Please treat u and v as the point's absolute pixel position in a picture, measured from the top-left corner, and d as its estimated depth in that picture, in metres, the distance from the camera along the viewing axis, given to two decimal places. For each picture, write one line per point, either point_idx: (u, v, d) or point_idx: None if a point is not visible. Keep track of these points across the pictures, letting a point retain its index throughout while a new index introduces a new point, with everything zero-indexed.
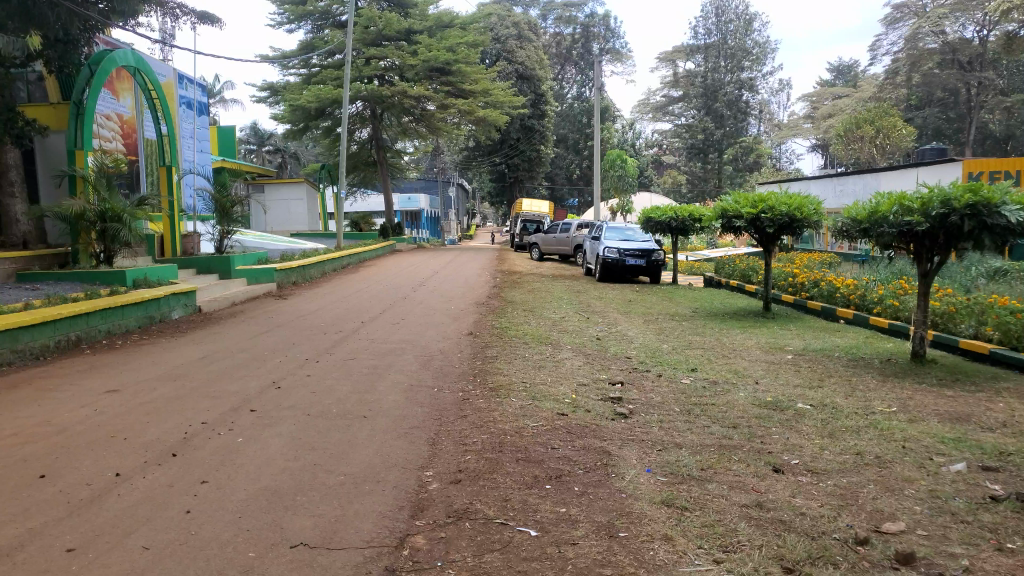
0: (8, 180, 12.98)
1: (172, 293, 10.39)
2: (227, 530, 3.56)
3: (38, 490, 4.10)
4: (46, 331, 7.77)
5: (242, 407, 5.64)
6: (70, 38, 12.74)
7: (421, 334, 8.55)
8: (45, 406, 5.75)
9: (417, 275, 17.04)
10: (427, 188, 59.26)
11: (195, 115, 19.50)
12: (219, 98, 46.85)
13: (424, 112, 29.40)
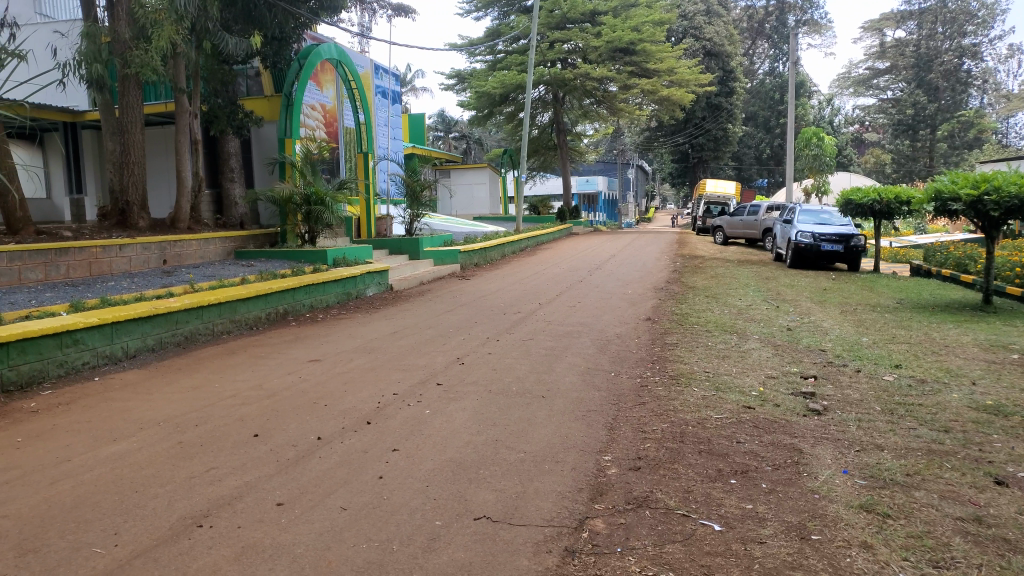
0: (229, 167, 14.43)
1: (367, 272, 11.10)
2: (416, 498, 3.75)
3: (254, 447, 4.54)
4: (259, 304, 8.59)
5: (429, 380, 5.92)
6: (284, 36, 13.80)
7: (600, 318, 8.54)
8: (258, 372, 6.37)
9: (596, 258, 17.04)
10: (607, 170, 58.98)
11: (390, 104, 20.65)
12: (411, 86, 49.46)
13: (606, 93, 29.22)
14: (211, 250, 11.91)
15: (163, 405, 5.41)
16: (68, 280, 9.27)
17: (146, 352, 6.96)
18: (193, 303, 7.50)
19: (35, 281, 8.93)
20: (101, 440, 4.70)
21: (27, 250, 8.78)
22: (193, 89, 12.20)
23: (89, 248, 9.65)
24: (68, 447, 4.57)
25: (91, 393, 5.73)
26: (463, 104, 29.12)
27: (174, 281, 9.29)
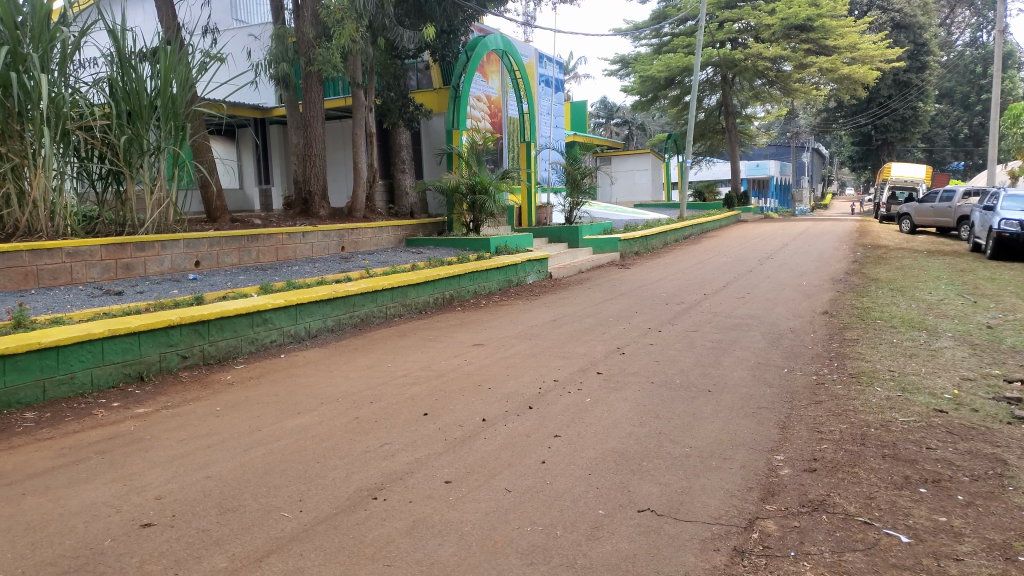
0: (400, 158, 15.12)
1: (528, 260, 11.26)
2: (579, 485, 3.75)
3: (423, 426, 4.73)
4: (428, 290, 8.94)
5: (590, 369, 5.91)
6: (454, 29, 14.18)
7: (771, 310, 8.16)
8: (426, 354, 6.64)
9: (766, 248, 16.26)
10: (778, 154, 56.24)
11: (553, 92, 20.79)
12: (574, 74, 49.62)
13: (780, 73, 27.79)
14: (384, 237, 12.55)
15: (341, 382, 5.77)
16: (258, 264, 10.10)
17: (326, 332, 7.44)
18: (368, 287, 7.92)
19: (232, 265, 9.82)
20: (287, 413, 5.08)
21: (224, 237, 9.67)
22: (367, 84, 12.88)
23: (276, 235, 10.46)
24: (260, 417, 4.99)
25: (278, 368, 6.22)
26: (627, 89, 28.80)
27: (351, 267, 9.88)
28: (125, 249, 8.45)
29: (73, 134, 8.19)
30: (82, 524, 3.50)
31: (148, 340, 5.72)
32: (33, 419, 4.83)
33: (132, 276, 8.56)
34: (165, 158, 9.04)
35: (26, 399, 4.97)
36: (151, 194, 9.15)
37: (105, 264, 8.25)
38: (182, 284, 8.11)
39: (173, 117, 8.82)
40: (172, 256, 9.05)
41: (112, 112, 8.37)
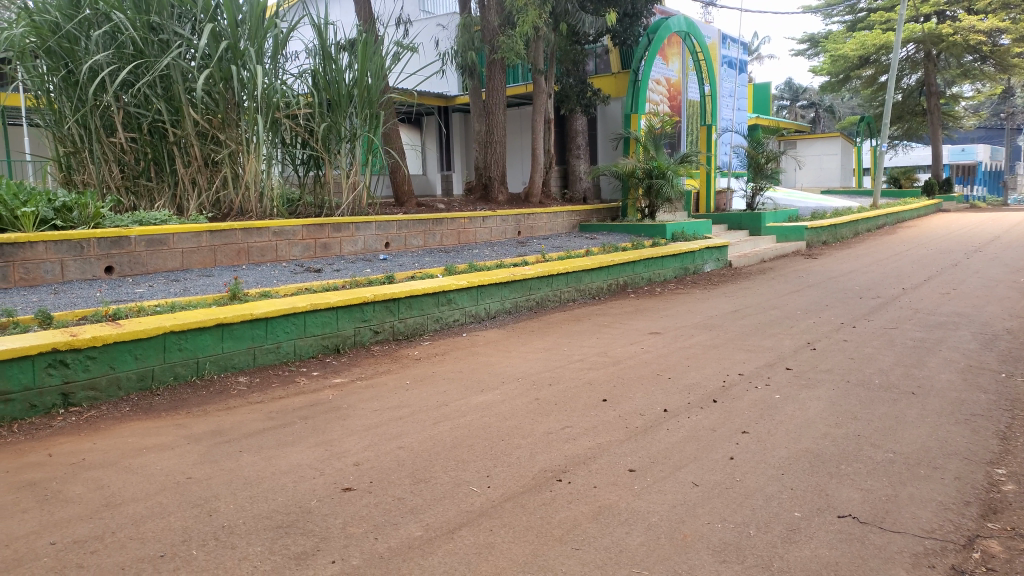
0: (576, 144, 15.38)
1: (705, 247, 10.95)
2: (771, 485, 3.58)
3: (603, 412, 4.72)
4: (602, 275, 8.93)
5: (777, 364, 5.64)
6: (636, 12, 13.97)
7: (983, 308, 7.40)
8: (602, 340, 6.62)
9: (975, 239, 14.77)
10: (988, 137, 50.96)
11: (736, 74, 20.04)
12: (756, 55, 47.63)
13: (996, 47, 25.18)
14: (558, 223, 12.68)
15: (520, 363, 5.90)
16: (442, 247, 10.53)
17: (504, 313, 7.63)
18: (545, 271, 8.01)
19: (418, 247, 10.29)
20: (471, 390, 5.25)
21: (411, 219, 10.15)
22: (547, 70, 13.01)
23: (458, 220, 10.84)
24: (445, 392, 5.20)
25: (460, 346, 6.45)
26: (816, 70, 27.18)
27: (528, 251, 10.03)
28: (323, 230, 9.07)
29: (281, 122, 8.95)
30: (292, 483, 3.80)
31: (345, 315, 6.11)
32: (245, 383, 5.31)
33: (329, 255, 9.19)
34: (360, 144, 9.60)
35: (240, 364, 5.47)
36: (346, 178, 9.72)
37: (306, 243, 8.91)
38: (374, 263, 8.60)
39: (367, 104, 9.44)
40: (365, 237, 9.61)
41: (314, 100, 9.09)
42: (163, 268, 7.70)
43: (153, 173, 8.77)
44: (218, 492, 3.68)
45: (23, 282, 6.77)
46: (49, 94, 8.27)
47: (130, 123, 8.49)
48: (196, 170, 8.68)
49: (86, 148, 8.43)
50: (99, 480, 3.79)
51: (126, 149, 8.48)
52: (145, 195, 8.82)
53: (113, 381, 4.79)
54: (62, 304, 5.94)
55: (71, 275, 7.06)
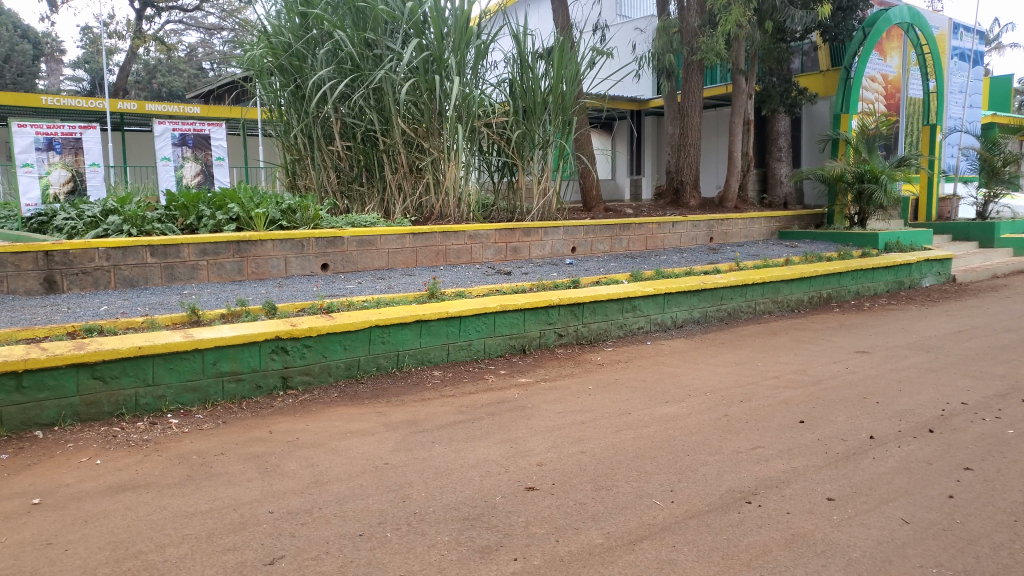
0: (778, 146, 14.58)
1: (925, 260, 9.95)
2: (1000, 532, 3.16)
3: (799, 434, 4.41)
4: (802, 287, 8.39)
5: (1011, 395, 4.97)
6: (851, 4, 13.26)
7: None
8: (801, 356, 6.21)
9: None
10: None
11: (969, 67, 18.08)
12: (996, 45, 42.59)
13: None
14: (756, 229, 12.11)
15: (709, 376, 5.67)
16: (629, 252, 10.42)
17: (693, 323, 7.40)
18: (738, 280, 7.67)
19: (605, 252, 10.26)
20: (656, 400, 5.12)
21: (600, 225, 10.14)
22: (749, 70, 12.50)
23: (647, 225, 10.68)
24: (630, 401, 5.11)
25: (646, 355, 6.32)
26: None
27: (721, 258, 9.66)
28: (514, 234, 9.28)
29: (479, 130, 9.31)
30: (478, 477, 3.90)
31: (532, 317, 6.20)
32: (438, 376, 5.55)
33: (519, 258, 9.40)
34: (553, 150, 9.72)
35: (435, 359, 5.73)
36: (538, 184, 9.91)
37: (498, 246, 9.18)
38: (562, 268, 8.69)
39: (561, 111, 9.56)
40: (553, 241, 9.73)
41: (510, 108, 9.37)
42: (370, 266, 8.27)
43: (364, 178, 9.47)
44: (410, 480, 3.87)
45: (253, 275, 7.56)
46: (280, 107, 9.27)
47: (346, 133, 9.23)
48: (401, 176, 9.22)
49: (308, 154, 9.30)
50: (308, 459, 4.11)
51: (342, 156, 9.24)
52: (357, 199, 9.53)
53: (325, 368, 5.20)
54: (284, 297, 6.55)
55: (292, 270, 7.77)
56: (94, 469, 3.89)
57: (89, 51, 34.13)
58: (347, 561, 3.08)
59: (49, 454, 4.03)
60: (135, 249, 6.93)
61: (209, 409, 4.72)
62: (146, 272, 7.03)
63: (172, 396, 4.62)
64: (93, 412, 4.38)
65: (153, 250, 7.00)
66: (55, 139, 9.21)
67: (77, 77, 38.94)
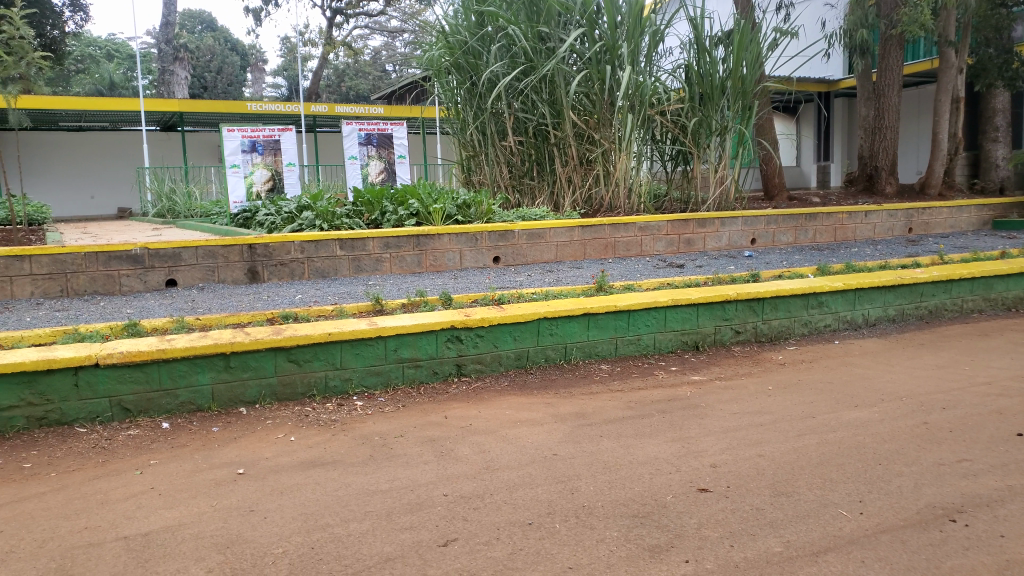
0: (993, 125, 13.11)
1: None
2: None
3: (1016, 449, 3.92)
4: (1021, 283, 7.47)
5: None
6: None
7: None
8: (1019, 361, 5.53)
9: None
10: None
11: None
12: None
13: None
14: (963, 218, 10.95)
15: (907, 380, 5.19)
16: (814, 244, 9.79)
17: (888, 322, 6.81)
18: (943, 276, 6.95)
19: (787, 244, 9.70)
20: (844, 404, 4.76)
21: (782, 215, 9.59)
22: (960, 42, 11.29)
23: (836, 214, 9.96)
24: (815, 403, 4.78)
25: (833, 355, 5.90)
26: None
27: (921, 251, 8.82)
28: (688, 225, 9.01)
29: (653, 119, 9.13)
30: (648, 474, 3.81)
31: (706, 312, 5.98)
32: (608, 370, 5.50)
33: (692, 251, 9.12)
34: (731, 137, 9.31)
35: (604, 352, 5.67)
36: (715, 173, 9.52)
37: (670, 238, 8.94)
38: (739, 260, 8.32)
39: (741, 96, 9.14)
40: (730, 233, 9.33)
41: (686, 95, 9.11)
42: (540, 259, 8.36)
43: (536, 172, 9.61)
44: (579, 472, 3.85)
45: (431, 267, 7.89)
46: (456, 105, 9.66)
47: (519, 127, 9.42)
48: (572, 168, 9.24)
49: (482, 152, 9.76)
50: (481, 445, 4.21)
51: (514, 151, 9.45)
52: (528, 192, 9.70)
53: (496, 358, 5.30)
54: (459, 288, 6.77)
55: (467, 263, 8.04)
56: (289, 445, 4.21)
57: (288, 58, 37.17)
58: (516, 549, 3.12)
59: (251, 428, 4.42)
60: (326, 243, 7.44)
61: (389, 393, 4.97)
62: (335, 264, 7.53)
63: (357, 379, 4.91)
64: (288, 392, 4.75)
65: (341, 243, 7.49)
66: (258, 140, 10.02)
67: (278, 84, 42.61)
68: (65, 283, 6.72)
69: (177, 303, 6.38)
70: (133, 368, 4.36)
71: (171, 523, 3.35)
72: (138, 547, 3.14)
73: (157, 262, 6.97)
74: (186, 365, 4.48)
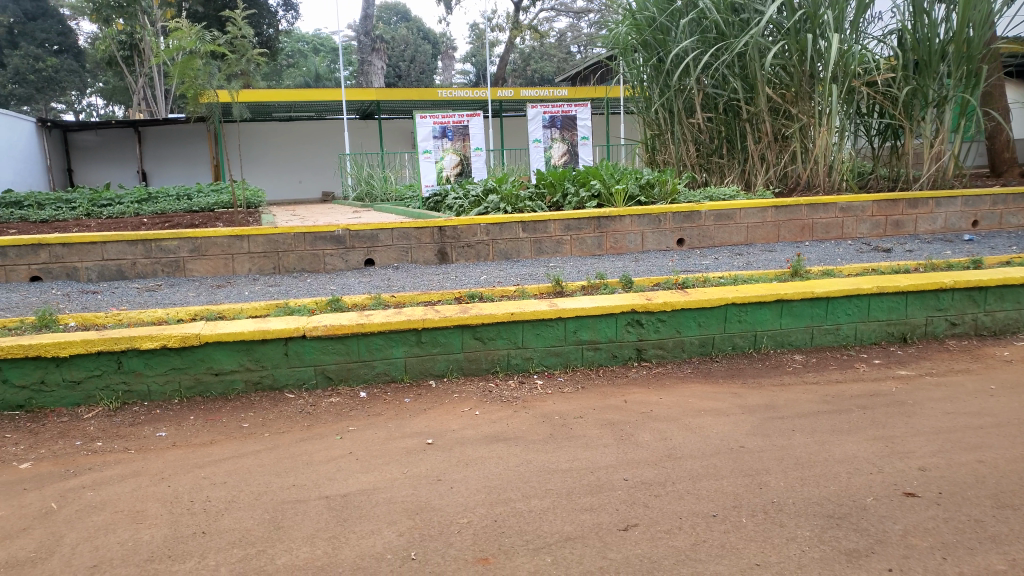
0: None
1: None
2: None
3: None
4: None
5: None
6: None
7: None
8: None
9: None
10: None
11: None
12: None
13: None
14: None
15: None
16: None
17: None
18: None
19: (1016, 226, 8.65)
20: None
21: (1011, 194, 8.55)
22: None
23: None
24: None
25: None
26: None
27: None
28: (897, 206, 8.28)
29: (858, 91, 8.43)
30: (846, 474, 3.55)
31: (917, 302, 5.47)
32: (801, 361, 5.18)
33: (901, 233, 8.38)
34: (952, 108, 8.39)
35: (797, 342, 5.36)
36: (931, 148, 8.69)
37: (876, 220, 8.27)
38: (957, 244, 7.53)
39: (965, 61, 8.17)
40: (947, 215, 8.45)
41: (898, 63, 8.33)
42: (728, 242, 8.04)
43: (725, 150, 9.35)
44: (768, 467, 3.66)
45: (612, 249, 7.84)
46: (642, 83, 9.54)
47: (708, 104, 9.15)
48: (765, 145, 8.85)
49: (668, 130, 9.59)
50: (663, 432, 4.12)
51: (702, 129, 9.21)
52: (716, 171, 9.49)
53: (679, 343, 5.17)
54: (640, 271, 6.66)
55: (649, 245, 7.91)
56: (474, 418, 4.36)
57: (477, 44, 38.43)
58: (699, 540, 3.01)
59: (440, 401, 4.62)
60: (510, 225, 7.59)
61: (570, 373, 5.01)
62: (517, 246, 7.67)
63: (537, 358, 4.98)
64: (473, 367, 4.91)
65: (524, 225, 7.61)
66: (448, 126, 10.40)
67: (466, 70, 44.17)
68: (277, 261, 7.37)
69: (374, 281, 6.77)
70: (335, 340, 4.68)
71: (367, 487, 3.57)
72: (339, 506, 3.38)
73: (357, 243, 7.45)
74: (382, 339, 4.76)
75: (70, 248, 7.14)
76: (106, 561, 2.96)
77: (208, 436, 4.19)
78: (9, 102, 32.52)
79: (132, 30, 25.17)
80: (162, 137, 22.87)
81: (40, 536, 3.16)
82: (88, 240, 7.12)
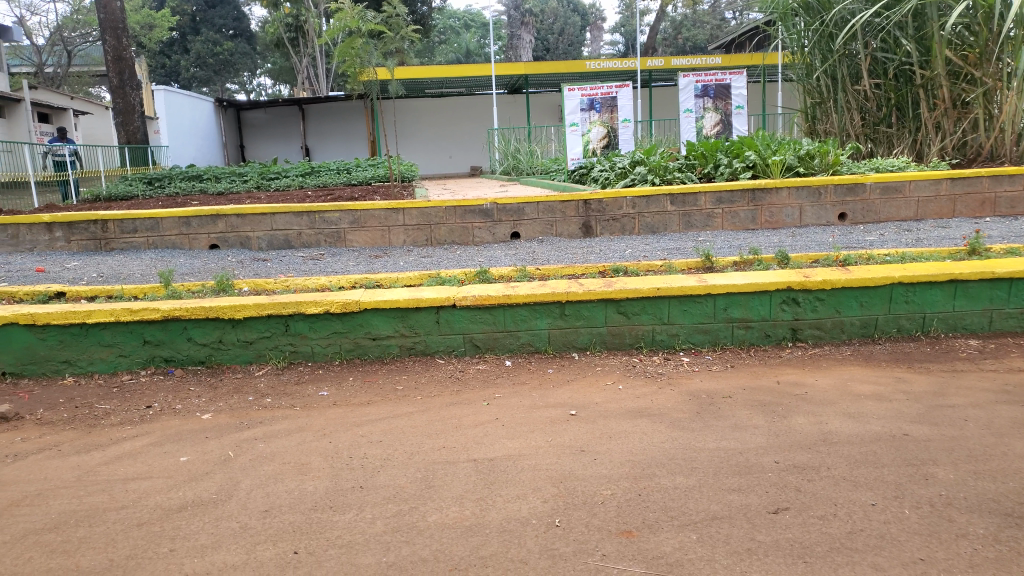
0: None
1: None
2: None
3: None
4: None
5: None
6: None
7: None
8: None
9: None
10: None
11: None
12: None
13: None
14: None
15: None
16: None
17: None
18: None
19: None
20: None
21: None
22: None
23: None
24: None
25: None
26: None
27: None
28: None
29: None
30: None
31: None
32: (976, 347, 4.78)
33: None
34: None
35: (973, 326, 4.94)
36: None
37: None
38: None
39: None
40: None
41: None
42: (897, 217, 7.51)
43: (894, 119, 8.73)
44: (936, 458, 3.42)
45: (766, 223, 7.54)
46: (802, 49, 9.12)
47: (876, 69, 8.58)
48: (941, 112, 8.16)
49: (831, 98, 9.11)
50: (817, 416, 3.95)
51: (869, 96, 8.66)
52: (884, 141, 8.88)
53: (837, 324, 4.91)
54: (797, 247, 6.37)
55: (807, 220, 7.54)
56: (617, 393, 4.36)
57: (627, 12, 37.71)
58: (856, 529, 2.88)
59: (584, 373, 4.65)
60: (658, 198, 7.47)
61: (718, 352, 4.88)
62: (665, 220, 7.53)
63: (684, 335, 4.89)
64: (617, 342, 4.90)
65: (672, 199, 7.46)
66: (595, 98, 10.18)
67: (615, 41, 43.50)
68: (429, 233, 7.64)
69: (520, 254, 6.88)
70: (483, 310, 4.82)
71: (512, 453, 3.67)
72: (486, 470, 3.49)
73: (504, 216, 7.58)
74: (528, 310, 4.84)
75: (245, 218, 7.73)
76: (276, 506, 3.22)
77: (366, 397, 4.44)
78: (191, 85, 35.35)
79: (298, 11, 26.65)
80: (322, 114, 24.12)
81: (221, 480, 3.49)
82: (260, 211, 7.68)
